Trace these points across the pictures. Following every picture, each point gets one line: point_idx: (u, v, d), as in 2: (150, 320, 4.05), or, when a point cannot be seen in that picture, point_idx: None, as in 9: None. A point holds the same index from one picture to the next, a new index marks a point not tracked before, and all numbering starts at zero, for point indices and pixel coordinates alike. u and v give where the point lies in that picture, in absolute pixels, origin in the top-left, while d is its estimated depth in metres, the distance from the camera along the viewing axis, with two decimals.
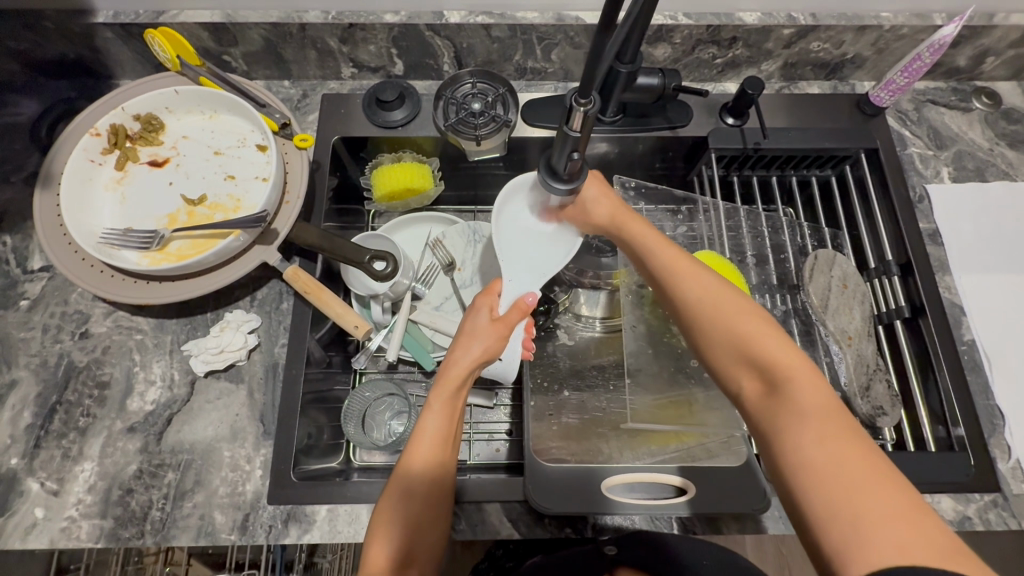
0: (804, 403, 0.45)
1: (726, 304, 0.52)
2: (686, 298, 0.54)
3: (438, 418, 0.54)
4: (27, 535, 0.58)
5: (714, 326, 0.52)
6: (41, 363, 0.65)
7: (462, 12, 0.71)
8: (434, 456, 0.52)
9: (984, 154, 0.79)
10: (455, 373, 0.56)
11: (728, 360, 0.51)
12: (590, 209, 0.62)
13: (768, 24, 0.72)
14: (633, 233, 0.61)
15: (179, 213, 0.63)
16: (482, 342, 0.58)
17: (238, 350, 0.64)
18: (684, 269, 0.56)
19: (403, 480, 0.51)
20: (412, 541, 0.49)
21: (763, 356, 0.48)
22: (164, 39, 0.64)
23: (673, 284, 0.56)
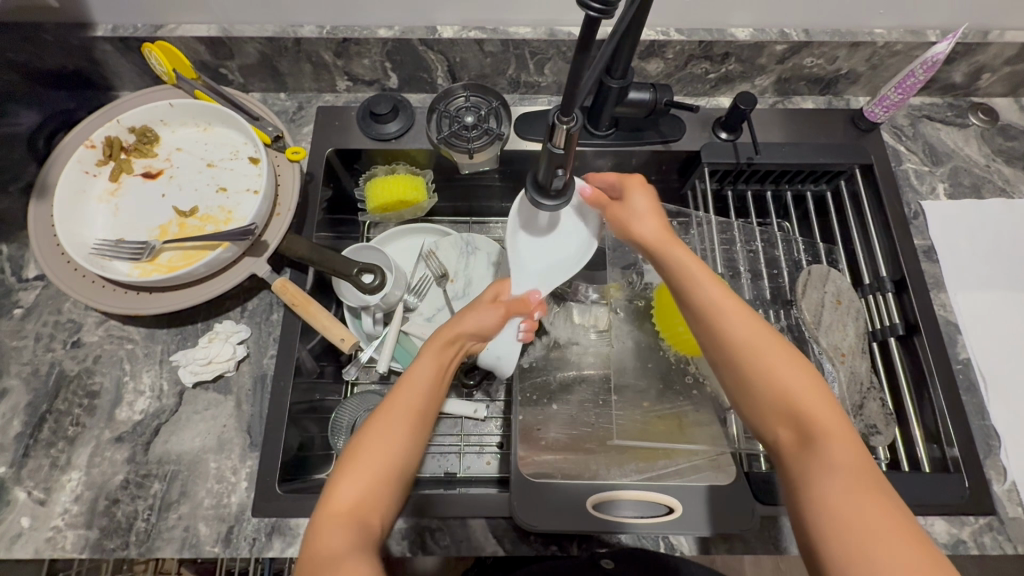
0: (836, 459, 0.44)
1: (767, 342, 0.50)
2: (725, 330, 0.51)
3: (429, 366, 0.56)
4: (13, 544, 0.58)
5: (752, 371, 0.49)
6: (32, 372, 0.65)
7: (456, 27, 0.72)
8: (416, 404, 0.53)
9: (981, 170, 0.78)
10: (451, 330, 0.60)
11: (761, 408, 0.49)
12: (636, 224, 0.61)
13: (761, 40, 0.72)
14: (673, 258, 0.58)
15: (170, 224, 0.63)
16: (482, 313, 0.63)
17: (227, 360, 0.64)
18: (727, 303, 0.52)
19: (377, 428, 0.50)
20: (376, 493, 0.47)
21: (795, 402, 0.47)
22: (161, 53, 0.65)
23: (711, 309, 0.53)
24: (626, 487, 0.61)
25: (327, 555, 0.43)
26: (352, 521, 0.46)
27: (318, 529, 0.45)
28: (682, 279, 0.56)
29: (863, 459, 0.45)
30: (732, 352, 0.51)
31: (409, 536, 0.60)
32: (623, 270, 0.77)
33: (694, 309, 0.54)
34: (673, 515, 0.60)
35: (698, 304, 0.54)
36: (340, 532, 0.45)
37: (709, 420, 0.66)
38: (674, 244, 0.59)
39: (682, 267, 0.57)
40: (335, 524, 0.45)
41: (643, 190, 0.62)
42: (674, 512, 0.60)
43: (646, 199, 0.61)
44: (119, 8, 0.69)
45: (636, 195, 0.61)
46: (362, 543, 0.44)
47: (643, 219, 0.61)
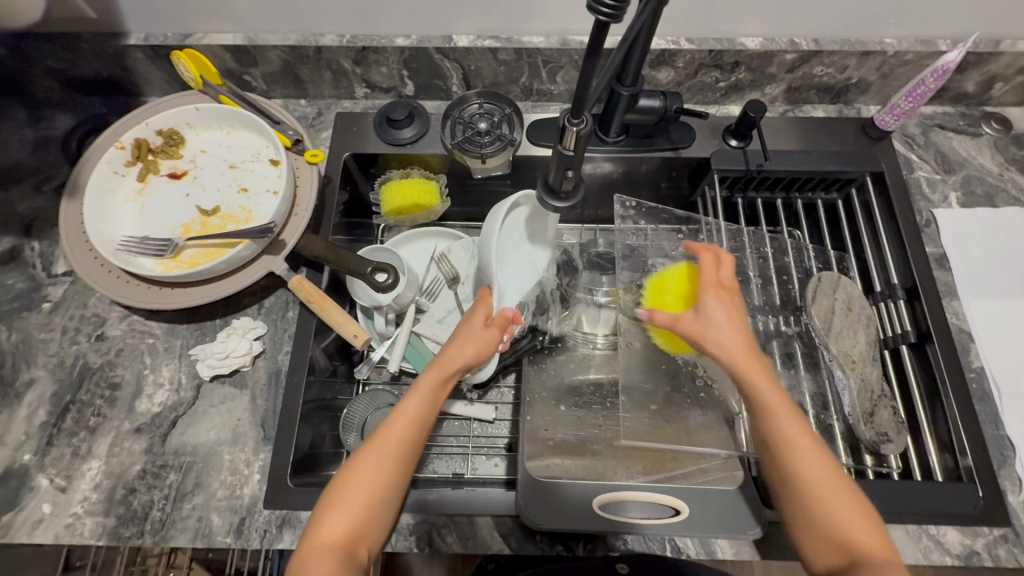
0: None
1: (829, 471, 0.51)
2: (803, 470, 0.51)
3: (421, 401, 0.55)
4: (34, 529, 0.60)
5: (816, 508, 0.50)
6: (58, 363, 0.68)
7: (471, 36, 0.74)
8: (406, 439, 0.53)
9: (994, 179, 0.78)
10: (448, 363, 0.57)
11: (814, 535, 0.50)
12: (711, 334, 0.57)
13: (770, 49, 0.73)
14: (757, 388, 0.54)
15: (194, 222, 0.66)
16: (477, 343, 0.59)
17: (243, 355, 0.66)
18: (802, 442, 0.52)
19: (363, 461, 0.52)
20: (360, 524, 0.50)
21: (853, 540, 0.48)
22: (189, 61, 0.69)
23: (790, 448, 0.52)
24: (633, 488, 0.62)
25: None
26: (337, 552, 0.48)
27: (301, 560, 0.47)
28: (767, 411, 0.53)
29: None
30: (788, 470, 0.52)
31: (415, 532, 0.60)
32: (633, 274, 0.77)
33: (763, 426, 0.54)
34: (680, 517, 0.60)
35: (775, 438, 0.53)
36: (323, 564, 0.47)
37: (717, 424, 0.66)
38: (756, 369, 0.55)
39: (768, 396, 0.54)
40: (324, 553, 0.48)
41: (719, 302, 0.59)
42: (680, 515, 0.60)
43: (723, 310, 0.58)
44: (151, 18, 0.73)
45: (709, 308, 0.58)
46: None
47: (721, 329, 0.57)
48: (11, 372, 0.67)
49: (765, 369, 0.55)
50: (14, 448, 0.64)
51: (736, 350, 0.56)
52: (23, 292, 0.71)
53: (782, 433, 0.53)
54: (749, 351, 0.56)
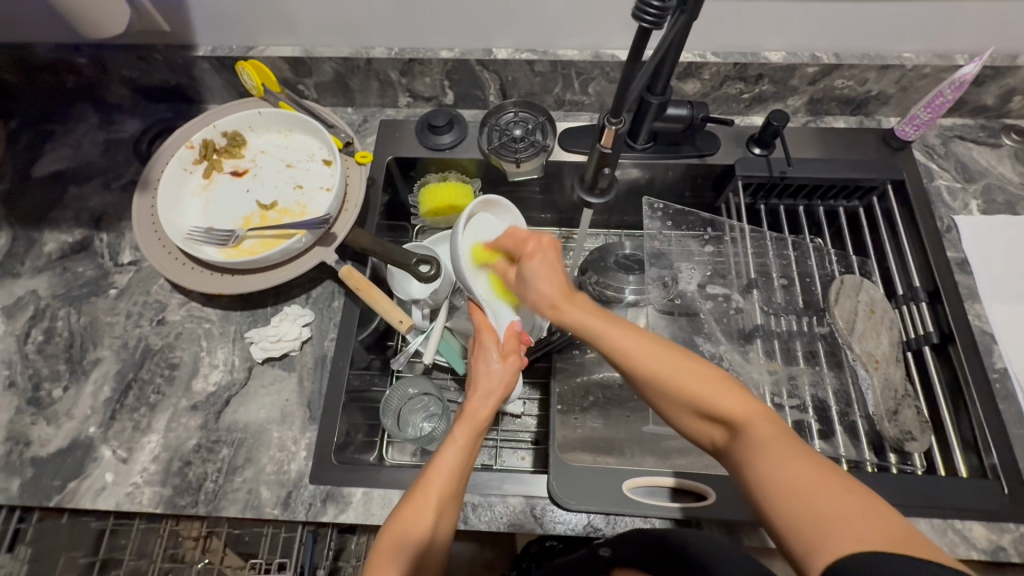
0: (761, 436, 0.46)
1: (657, 355, 0.52)
2: (642, 370, 0.52)
3: (457, 455, 0.54)
4: (97, 496, 0.65)
5: (674, 395, 0.51)
6: (122, 344, 0.73)
7: (509, 49, 0.80)
8: (445, 489, 0.52)
9: (1014, 188, 0.80)
10: (476, 415, 0.57)
11: (686, 417, 0.51)
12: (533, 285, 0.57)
13: (793, 62, 0.77)
14: (571, 318, 0.55)
15: (253, 215, 0.71)
16: (501, 382, 0.59)
17: (293, 340, 0.71)
18: (635, 345, 0.52)
19: (405, 519, 0.51)
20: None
21: (718, 411, 0.49)
22: (253, 70, 0.75)
23: (643, 355, 0.52)
24: (659, 473, 0.63)
25: None
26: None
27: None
28: (606, 343, 0.54)
29: (784, 432, 0.47)
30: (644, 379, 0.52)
31: None
32: (659, 274, 0.82)
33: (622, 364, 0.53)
34: (705, 502, 0.62)
35: (620, 349, 0.53)
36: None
37: None
38: (575, 302, 0.56)
39: (575, 319, 0.55)
40: None
41: (533, 258, 0.58)
42: (706, 500, 0.62)
43: (539, 266, 0.57)
44: (219, 32, 0.79)
45: (528, 267, 0.57)
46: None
47: (536, 272, 0.57)
48: (80, 351, 0.72)
49: (555, 300, 0.56)
50: (81, 421, 0.68)
51: (553, 285, 0.56)
52: (92, 279, 0.77)
53: (618, 343, 0.53)
54: (552, 284, 0.56)
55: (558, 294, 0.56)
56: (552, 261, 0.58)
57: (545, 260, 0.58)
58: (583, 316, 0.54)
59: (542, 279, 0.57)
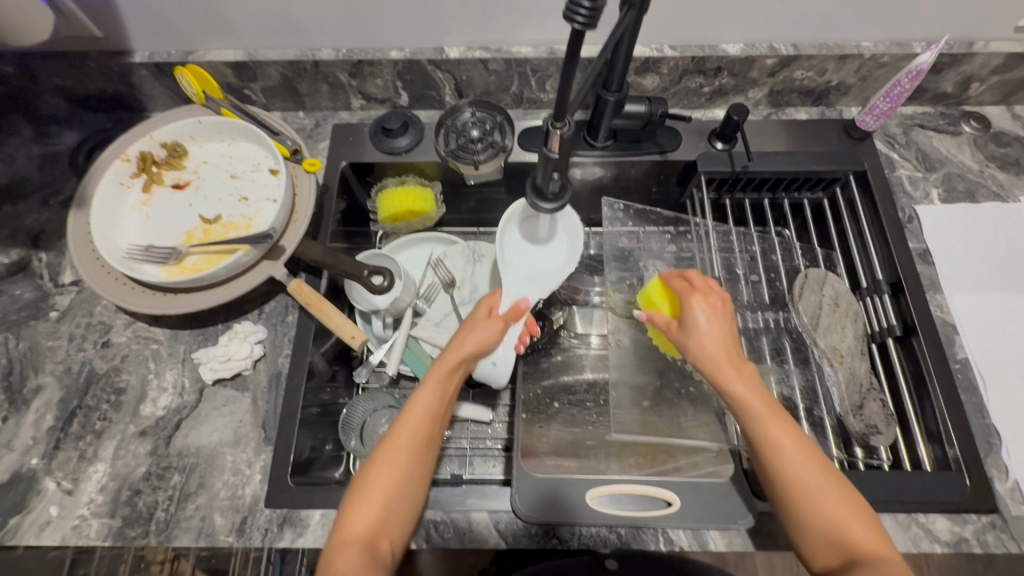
0: (887, 573, 0.46)
1: (821, 476, 0.51)
2: (789, 475, 0.51)
3: (430, 397, 0.57)
4: (41, 531, 0.61)
5: (812, 510, 0.50)
6: (65, 369, 0.70)
7: (462, 48, 0.77)
8: (417, 439, 0.55)
9: (974, 175, 0.80)
10: (451, 360, 0.59)
11: (817, 535, 0.49)
12: (700, 341, 0.57)
13: (751, 54, 0.75)
14: (729, 386, 0.54)
15: (196, 231, 0.69)
16: (481, 333, 0.61)
17: (244, 359, 0.68)
18: (785, 442, 0.52)
19: (379, 464, 0.53)
20: (385, 520, 0.52)
21: (849, 537, 0.48)
22: (192, 76, 0.71)
23: (786, 447, 0.51)
24: (622, 479, 0.64)
25: None
26: (360, 547, 0.50)
27: (331, 556, 0.49)
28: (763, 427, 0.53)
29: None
30: (790, 486, 0.51)
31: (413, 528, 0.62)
32: (620, 274, 0.79)
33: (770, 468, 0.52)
34: (671, 509, 0.62)
35: (775, 439, 0.52)
36: (354, 563, 0.48)
37: (709, 420, 0.68)
38: (742, 370, 0.55)
39: (737, 392, 0.54)
40: (347, 546, 0.49)
41: (700, 307, 0.58)
42: (672, 506, 0.62)
43: (705, 316, 0.58)
44: (154, 36, 0.75)
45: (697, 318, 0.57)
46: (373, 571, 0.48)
47: (706, 331, 0.57)
48: (19, 378, 0.69)
49: (746, 378, 0.54)
50: (22, 453, 0.65)
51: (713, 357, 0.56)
52: (31, 302, 0.73)
53: (770, 429, 0.52)
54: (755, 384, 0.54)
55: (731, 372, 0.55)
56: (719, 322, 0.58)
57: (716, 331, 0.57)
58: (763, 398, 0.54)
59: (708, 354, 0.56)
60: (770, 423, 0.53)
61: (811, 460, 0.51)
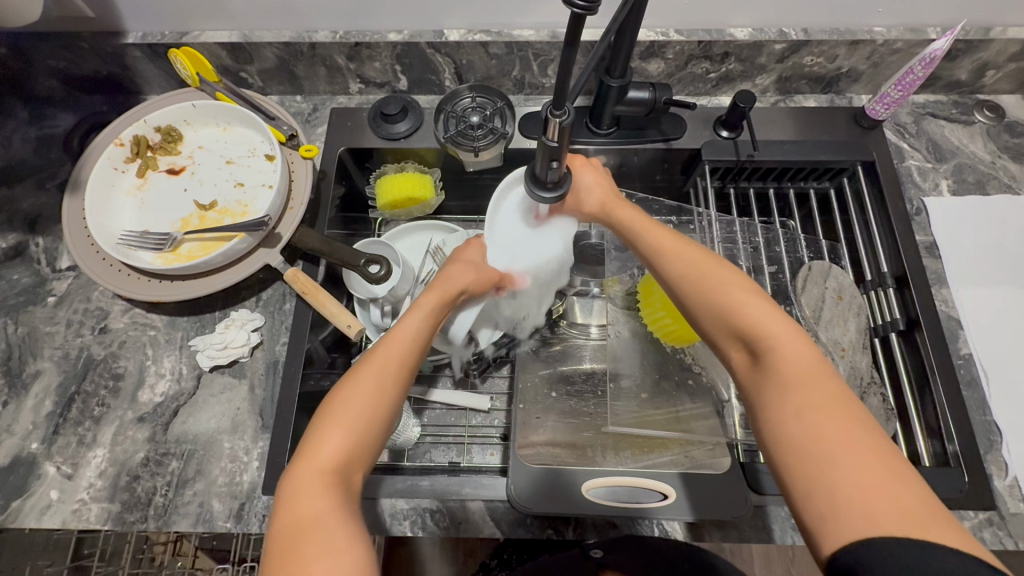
0: (785, 370, 0.45)
1: (724, 277, 0.52)
2: (673, 274, 0.55)
3: (420, 322, 0.56)
4: (42, 515, 0.62)
5: (718, 312, 0.51)
6: (63, 355, 0.69)
7: (462, 30, 0.75)
8: (402, 359, 0.52)
9: (986, 167, 0.78)
10: (446, 287, 0.60)
11: (720, 332, 0.51)
12: (583, 196, 0.65)
13: (759, 39, 0.73)
14: (620, 217, 0.63)
15: (192, 217, 0.68)
16: (475, 269, 0.63)
17: (241, 347, 0.68)
18: (683, 261, 0.55)
19: (357, 381, 0.50)
20: (357, 449, 0.47)
21: (752, 332, 0.48)
22: (186, 58, 0.68)
23: (778, 351, 0.47)
24: (618, 473, 0.64)
25: (303, 516, 0.43)
26: (329, 474, 0.45)
27: (296, 485, 0.45)
28: (753, 332, 0.48)
29: (819, 376, 0.45)
30: (688, 284, 0.53)
31: (410, 516, 0.62)
32: (623, 265, 0.79)
33: (670, 279, 0.55)
34: (667, 501, 0.62)
35: (765, 337, 0.48)
36: (316, 496, 0.44)
37: (707, 412, 0.67)
38: (624, 205, 0.64)
39: (723, 296, 0.51)
40: (311, 469, 0.45)
41: (585, 168, 0.65)
42: (668, 498, 0.62)
43: (589, 175, 0.65)
44: (149, 16, 0.73)
45: (579, 174, 0.64)
46: (342, 504, 0.44)
47: (589, 186, 0.65)
48: (18, 363, 0.69)
49: (629, 205, 0.64)
50: (22, 437, 0.65)
51: (690, 268, 0.54)
52: (28, 287, 0.72)
53: (765, 331, 0.48)
54: (643, 220, 0.62)
55: (720, 279, 0.52)
56: (683, 241, 0.57)
57: (690, 249, 0.56)
58: (758, 305, 0.50)
59: (689, 264, 0.55)
60: (761, 327, 0.48)
61: (809, 368, 0.45)
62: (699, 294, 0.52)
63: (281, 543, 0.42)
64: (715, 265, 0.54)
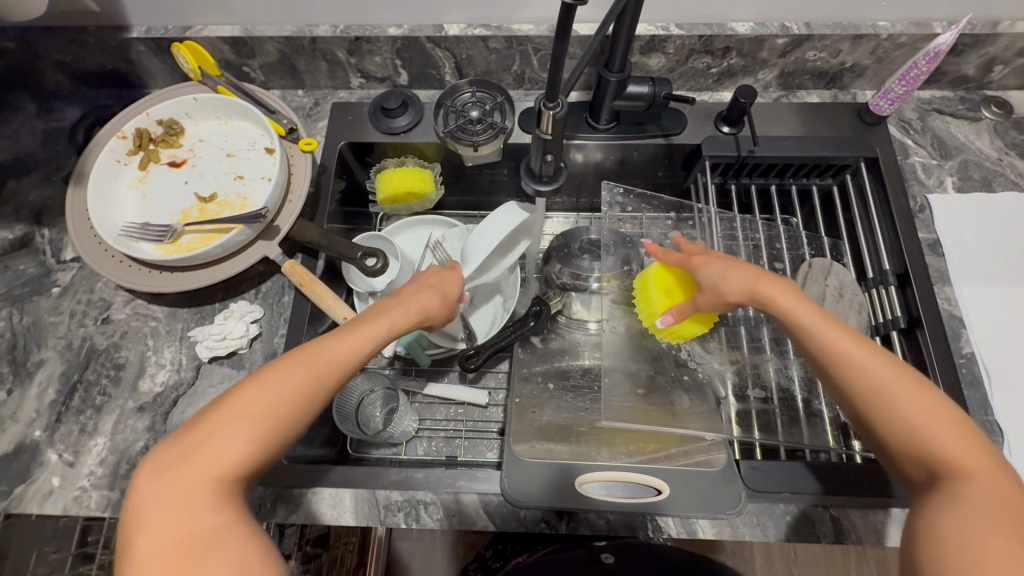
0: (973, 492, 0.41)
1: (902, 383, 0.47)
2: (845, 369, 0.49)
3: (367, 337, 0.51)
4: (44, 501, 0.63)
5: (897, 420, 0.46)
6: (67, 344, 0.71)
7: (462, 25, 0.75)
8: (328, 371, 0.48)
9: (992, 164, 0.77)
10: (409, 308, 0.54)
11: (892, 438, 0.47)
12: (720, 281, 0.57)
13: (761, 33, 0.72)
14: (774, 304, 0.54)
15: (192, 209, 0.69)
16: (437, 292, 0.58)
17: (239, 338, 0.69)
18: (858, 355, 0.49)
19: (276, 383, 0.46)
20: (258, 458, 0.44)
21: (937, 448, 0.44)
22: (189, 53, 0.70)
23: (967, 475, 0.42)
24: (610, 468, 0.64)
25: (180, 516, 0.40)
26: (221, 484, 0.42)
27: (178, 478, 0.41)
28: (941, 454, 0.44)
29: (1012, 507, 0.40)
30: (860, 385, 0.48)
31: (403, 508, 0.62)
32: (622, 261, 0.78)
33: (832, 374, 0.50)
34: (661, 497, 0.61)
35: (953, 463, 0.43)
36: (212, 505, 0.41)
37: (704, 409, 0.67)
38: (780, 290, 0.55)
39: (904, 404, 0.46)
40: (203, 472, 0.42)
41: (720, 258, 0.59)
42: (662, 494, 0.62)
43: (722, 264, 0.58)
44: (153, 11, 0.74)
45: (710, 264, 0.58)
46: (232, 518, 0.41)
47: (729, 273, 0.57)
48: (23, 352, 0.70)
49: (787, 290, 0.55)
50: (25, 425, 0.66)
51: (869, 369, 0.48)
52: (34, 277, 0.73)
53: (954, 454, 0.44)
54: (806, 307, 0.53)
55: (908, 391, 0.47)
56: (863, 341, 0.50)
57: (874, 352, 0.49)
58: (944, 423, 0.45)
59: (869, 369, 0.48)
60: (949, 451, 0.44)
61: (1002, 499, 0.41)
62: (878, 401, 0.47)
63: (164, 555, 0.39)
64: (901, 370, 0.48)
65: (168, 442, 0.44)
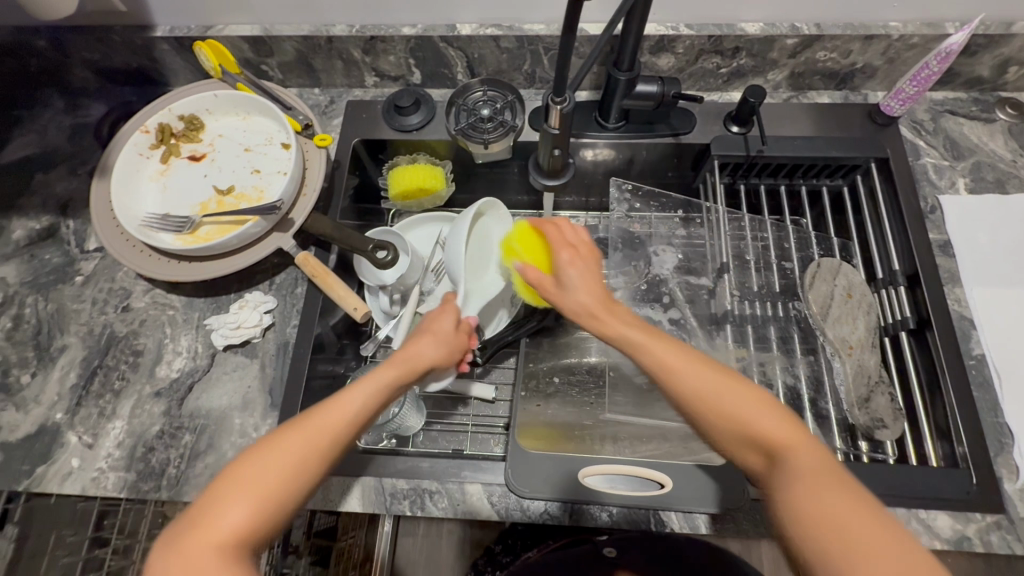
0: (800, 465, 0.44)
1: (708, 382, 0.48)
2: (686, 387, 0.48)
3: (366, 396, 0.50)
4: (64, 480, 0.65)
5: (728, 424, 0.47)
6: (88, 331, 0.73)
7: (474, 25, 0.77)
8: (327, 434, 0.47)
9: (1006, 165, 0.76)
10: (412, 362, 0.53)
11: (727, 443, 0.48)
12: (568, 294, 0.55)
13: (770, 34, 0.73)
14: (614, 328, 0.52)
15: (210, 201, 0.71)
16: (439, 342, 0.56)
17: (254, 327, 0.71)
18: (672, 359, 0.49)
19: (277, 450, 0.46)
20: (260, 525, 0.44)
21: (762, 436, 0.46)
22: (210, 51, 0.73)
23: (792, 450, 0.45)
24: (612, 461, 0.64)
25: None
26: (227, 552, 0.42)
27: (186, 556, 0.42)
28: (770, 440, 0.46)
29: (835, 467, 0.44)
30: (698, 401, 0.48)
31: (409, 496, 0.64)
32: None
33: (665, 388, 0.49)
34: (664, 491, 0.62)
35: (779, 443, 0.46)
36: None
37: None
38: (617, 310, 0.53)
39: (731, 403, 0.47)
40: (207, 546, 0.42)
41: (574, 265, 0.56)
42: (664, 488, 0.62)
43: (576, 272, 0.55)
44: (177, 11, 0.77)
45: (568, 273, 0.55)
46: None
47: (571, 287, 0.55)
48: (47, 338, 0.72)
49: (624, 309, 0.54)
50: (48, 407, 0.69)
51: (711, 382, 0.48)
52: (59, 266, 0.76)
53: (780, 437, 0.46)
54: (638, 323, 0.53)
55: (733, 390, 0.48)
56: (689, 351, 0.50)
57: (697, 362, 0.49)
58: (764, 412, 0.47)
59: (705, 384, 0.48)
60: (775, 433, 0.46)
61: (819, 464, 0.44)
62: (722, 418, 0.47)
63: None
64: (710, 368, 0.49)
65: (179, 520, 0.44)
